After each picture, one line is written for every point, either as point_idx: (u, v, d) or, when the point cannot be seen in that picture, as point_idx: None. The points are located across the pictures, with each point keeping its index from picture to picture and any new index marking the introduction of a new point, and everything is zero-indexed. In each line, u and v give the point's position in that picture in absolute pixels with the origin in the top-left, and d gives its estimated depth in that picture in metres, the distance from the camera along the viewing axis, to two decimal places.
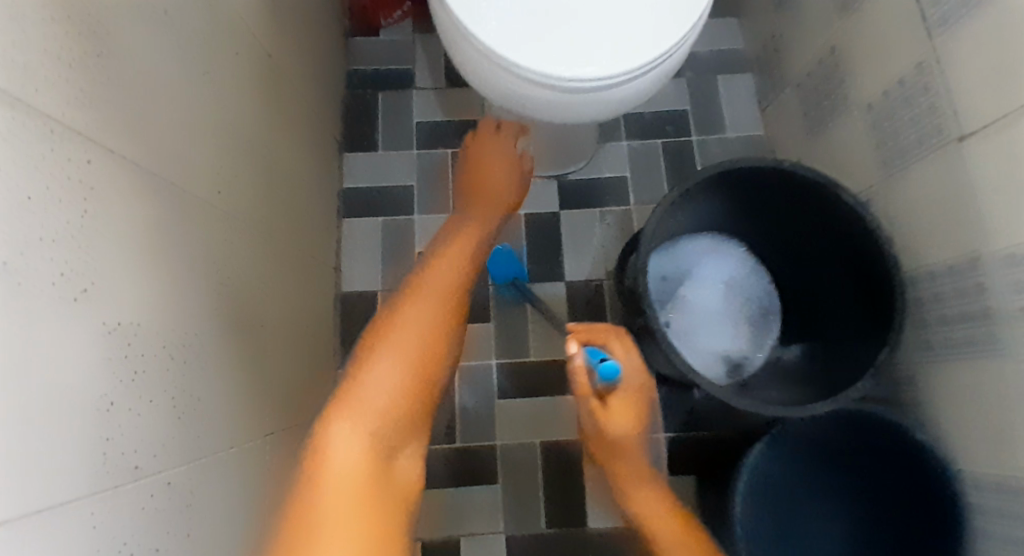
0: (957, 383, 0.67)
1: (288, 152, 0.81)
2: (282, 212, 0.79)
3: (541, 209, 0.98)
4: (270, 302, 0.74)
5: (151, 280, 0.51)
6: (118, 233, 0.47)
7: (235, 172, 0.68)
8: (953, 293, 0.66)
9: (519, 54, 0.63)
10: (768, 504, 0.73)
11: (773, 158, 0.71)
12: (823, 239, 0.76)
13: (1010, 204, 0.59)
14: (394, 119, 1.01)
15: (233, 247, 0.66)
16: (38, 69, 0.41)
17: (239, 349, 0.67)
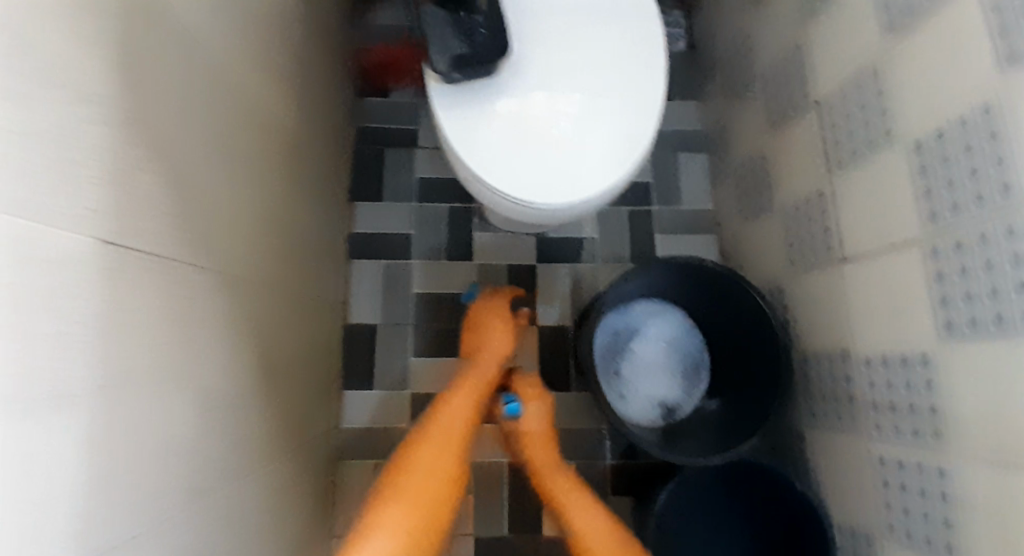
0: (825, 443, 0.88)
1: (315, 215, 0.97)
2: (308, 267, 0.95)
3: (520, 261, 1.15)
4: (297, 344, 0.91)
5: (215, 346, 0.66)
6: (199, 318, 0.63)
7: (280, 244, 0.84)
8: (829, 375, 0.86)
9: (536, 196, 0.77)
10: (682, 528, 0.93)
11: (699, 257, 0.91)
12: (740, 319, 0.96)
13: (872, 322, 0.78)
14: (398, 174, 1.17)
15: (275, 309, 0.83)
16: (86, 129, 0.45)
17: (275, 387, 0.83)
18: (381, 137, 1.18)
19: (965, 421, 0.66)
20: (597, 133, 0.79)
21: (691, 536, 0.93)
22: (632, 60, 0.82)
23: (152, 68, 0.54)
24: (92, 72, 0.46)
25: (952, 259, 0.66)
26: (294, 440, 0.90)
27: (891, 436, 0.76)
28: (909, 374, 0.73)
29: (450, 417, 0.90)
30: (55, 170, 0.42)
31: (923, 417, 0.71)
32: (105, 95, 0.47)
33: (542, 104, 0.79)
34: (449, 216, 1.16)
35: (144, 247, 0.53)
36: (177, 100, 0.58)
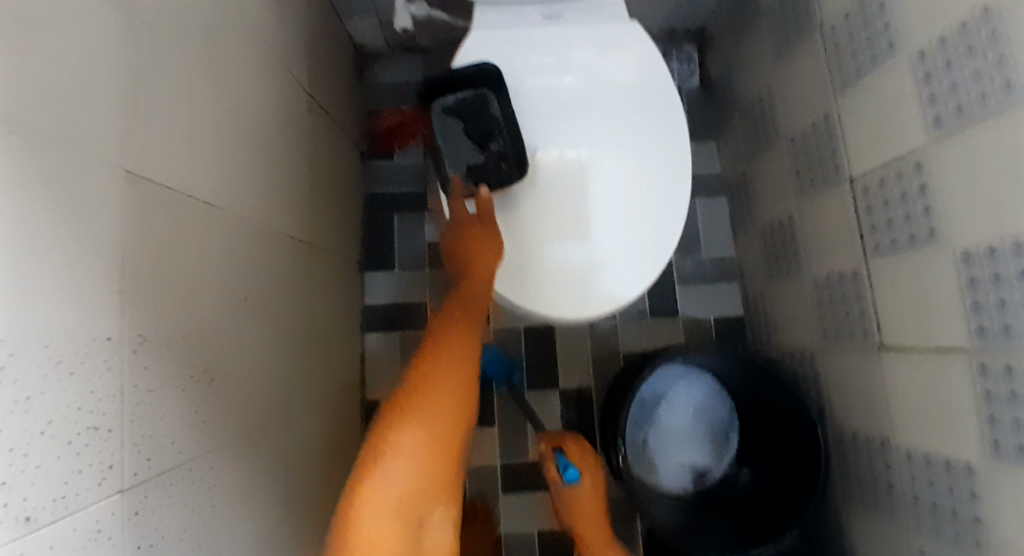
0: (858, 523, 0.85)
1: (328, 307, 0.93)
2: (326, 361, 0.91)
3: (539, 323, 1.12)
4: (323, 446, 0.88)
5: (246, 525, 0.63)
6: (225, 513, 0.59)
7: (302, 353, 0.81)
8: (866, 459, 0.82)
9: (660, 212, 0.80)
10: None
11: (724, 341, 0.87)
12: (772, 396, 0.94)
13: (914, 416, 0.74)
14: (409, 242, 1.12)
15: (302, 426, 0.80)
16: (85, 322, 0.41)
17: (309, 500, 0.80)
18: (389, 202, 1.12)
19: (1014, 545, 0.61)
20: (629, 236, 0.80)
21: None
22: (664, 152, 0.82)
23: (157, 279, 0.49)
24: (82, 250, 0.41)
25: (1001, 383, 0.62)
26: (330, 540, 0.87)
27: (937, 535, 0.71)
28: (952, 479, 0.69)
29: (448, 353, 0.72)
30: (57, 384, 0.38)
31: (966, 527, 0.67)
32: (112, 335, 0.44)
33: (573, 211, 0.80)
34: None
35: (165, 473, 0.50)
36: (183, 234, 0.53)
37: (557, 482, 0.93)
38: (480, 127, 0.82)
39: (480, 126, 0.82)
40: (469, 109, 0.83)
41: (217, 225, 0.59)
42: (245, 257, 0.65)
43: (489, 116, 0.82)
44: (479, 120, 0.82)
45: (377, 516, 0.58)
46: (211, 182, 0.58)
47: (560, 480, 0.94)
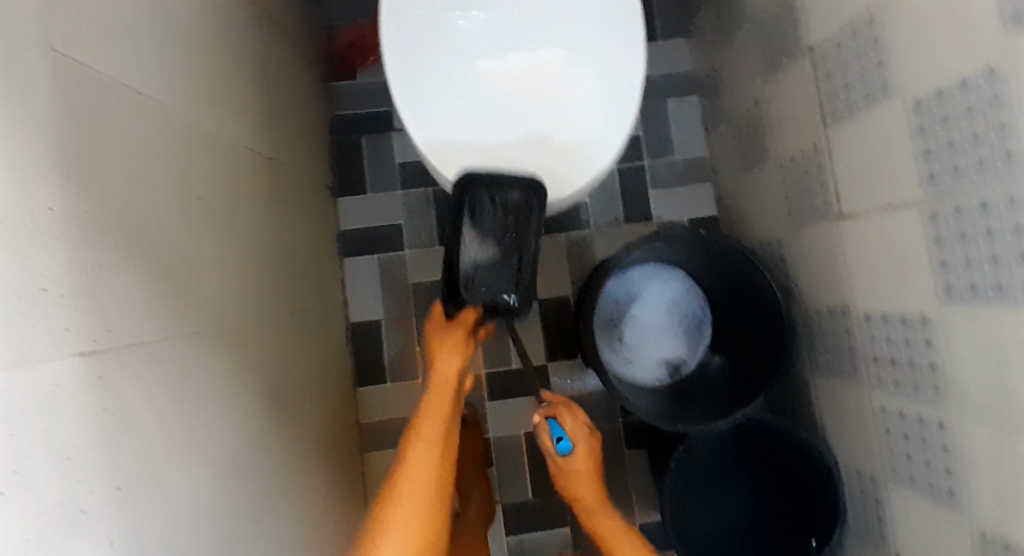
0: (826, 391, 0.88)
1: (299, 227, 0.94)
2: (303, 278, 0.92)
3: None
4: (303, 355, 0.90)
5: (229, 412, 0.65)
6: (198, 404, 0.58)
7: (271, 263, 0.82)
8: (829, 330, 0.85)
9: (617, 39, 0.79)
10: (695, 492, 0.93)
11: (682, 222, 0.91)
12: (733, 277, 0.97)
13: (872, 278, 0.75)
14: (379, 162, 1.10)
15: (277, 334, 0.81)
16: (28, 171, 0.39)
17: (292, 406, 0.83)
18: (358, 125, 1.10)
19: (963, 381, 0.63)
20: (598, 106, 0.78)
21: (710, 501, 0.93)
22: (607, 101, 0.78)
23: (97, 146, 0.47)
24: (14, 93, 0.39)
25: (951, 224, 0.62)
26: (318, 445, 0.91)
27: (899, 388, 0.73)
28: (907, 332, 0.70)
29: (414, 474, 0.77)
30: (5, 226, 0.37)
31: (921, 373, 0.69)
32: (53, 203, 0.41)
33: (530, 101, 0.78)
34: (436, 199, 1.11)
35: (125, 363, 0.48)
36: (117, 110, 0.51)
37: (550, 452, 0.90)
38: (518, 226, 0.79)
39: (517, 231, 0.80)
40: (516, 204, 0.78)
41: (155, 111, 0.57)
42: (196, 154, 0.64)
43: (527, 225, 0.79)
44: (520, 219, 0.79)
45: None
46: (149, 78, 0.57)
47: (551, 449, 0.91)
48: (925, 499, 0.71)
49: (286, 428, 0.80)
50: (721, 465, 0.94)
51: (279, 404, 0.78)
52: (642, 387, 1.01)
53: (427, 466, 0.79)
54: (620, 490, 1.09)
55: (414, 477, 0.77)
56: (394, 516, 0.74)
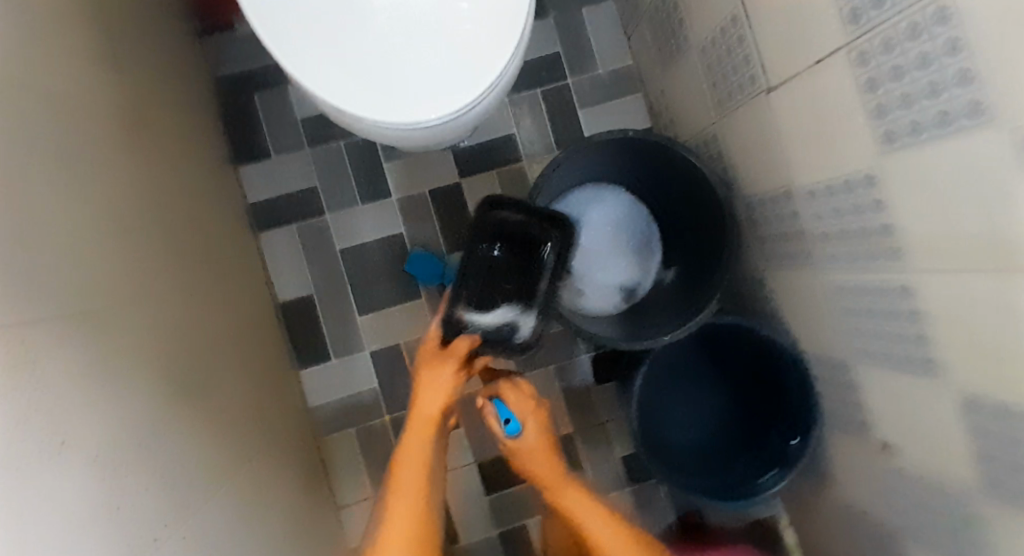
0: (788, 284, 0.83)
1: (200, 207, 0.85)
2: (211, 258, 0.83)
3: (442, 182, 1.04)
4: (232, 338, 0.81)
5: (165, 400, 0.58)
6: (84, 405, 0.44)
7: (172, 238, 0.72)
8: (775, 216, 0.80)
9: None
10: (662, 395, 0.98)
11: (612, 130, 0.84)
12: (672, 181, 0.91)
13: (808, 149, 0.68)
14: (276, 120, 1.03)
15: (197, 315, 0.72)
16: None
17: (228, 393, 0.74)
18: (247, 85, 1.03)
19: (919, 239, 0.58)
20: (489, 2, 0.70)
21: (674, 396, 0.98)
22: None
23: None
24: None
25: (881, 64, 0.55)
26: (269, 433, 0.83)
27: (863, 260, 0.67)
28: (856, 200, 0.64)
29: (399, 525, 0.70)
30: None
31: (877, 241, 0.64)
32: None
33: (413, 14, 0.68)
34: (349, 151, 1.04)
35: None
36: None
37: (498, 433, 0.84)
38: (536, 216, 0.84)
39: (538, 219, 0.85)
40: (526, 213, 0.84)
41: None
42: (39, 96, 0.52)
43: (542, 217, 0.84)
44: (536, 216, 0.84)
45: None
46: None
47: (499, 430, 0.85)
48: (902, 372, 0.68)
49: (228, 417, 0.71)
50: (688, 375, 0.98)
51: (224, 396, 0.72)
52: (596, 316, 0.94)
53: (413, 509, 0.72)
54: (594, 426, 1.08)
55: (397, 531, 0.69)
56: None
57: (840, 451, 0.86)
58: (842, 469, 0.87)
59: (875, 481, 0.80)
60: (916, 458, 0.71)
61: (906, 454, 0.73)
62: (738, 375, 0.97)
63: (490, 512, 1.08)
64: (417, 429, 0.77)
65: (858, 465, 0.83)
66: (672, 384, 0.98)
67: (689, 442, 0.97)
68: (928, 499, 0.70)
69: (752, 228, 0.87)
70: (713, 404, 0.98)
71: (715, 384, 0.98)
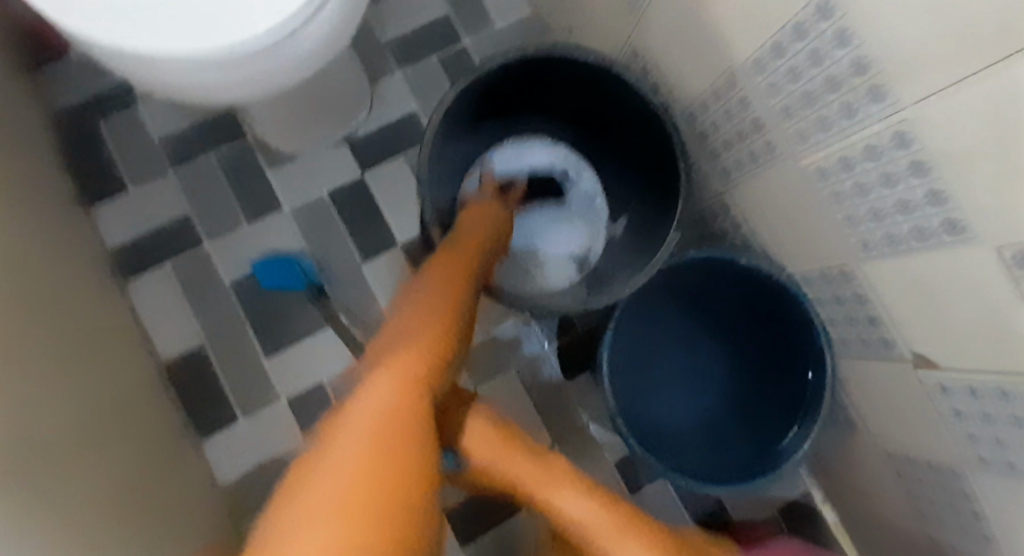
0: (761, 192, 0.71)
1: (40, 250, 0.68)
2: (61, 305, 0.66)
3: (344, 178, 0.89)
4: (94, 396, 0.63)
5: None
6: None
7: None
8: (725, 114, 0.68)
9: None
10: (642, 364, 0.80)
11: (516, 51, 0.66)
12: (601, 102, 0.74)
13: (743, 8, 0.56)
14: (130, 145, 0.87)
15: (39, 365, 0.55)
16: None
17: (95, 465, 0.56)
18: (88, 111, 0.87)
19: (898, 59, 0.45)
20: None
21: (658, 363, 0.81)
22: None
23: None
24: None
25: None
26: (162, 510, 0.64)
27: (834, 123, 0.55)
28: (809, 45, 0.52)
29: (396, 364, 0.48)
30: None
31: (851, 86, 0.51)
32: None
33: None
34: (224, 164, 0.88)
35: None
36: None
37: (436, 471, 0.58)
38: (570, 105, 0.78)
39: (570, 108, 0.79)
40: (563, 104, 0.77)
41: None
42: None
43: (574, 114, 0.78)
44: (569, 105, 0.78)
45: (352, 446, 0.38)
46: None
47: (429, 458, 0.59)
48: (916, 253, 0.54)
49: (94, 491, 0.53)
50: (670, 334, 0.81)
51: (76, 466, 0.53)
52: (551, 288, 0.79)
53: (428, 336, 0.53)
54: (576, 428, 0.91)
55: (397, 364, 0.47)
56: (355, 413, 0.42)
57: (869, 379, 0.72)
58: (875, 399, 0.73)
59: (915, 404, 0.66)
60: (960, 361, 0.56)
61: (946, 359, 0.58)
62: (729, 322, 0.80)
63: None
64: (443, 262, 0.62)
65: (893, 389, 0.69)
66: (651, 348, 0.81)
67: (683, 416, 0.80)
68: (989, 409, 0.55)
69: (704, 140, 0.74)
70: (701, 363, 0.81)
71: (704, 337, 0.81)
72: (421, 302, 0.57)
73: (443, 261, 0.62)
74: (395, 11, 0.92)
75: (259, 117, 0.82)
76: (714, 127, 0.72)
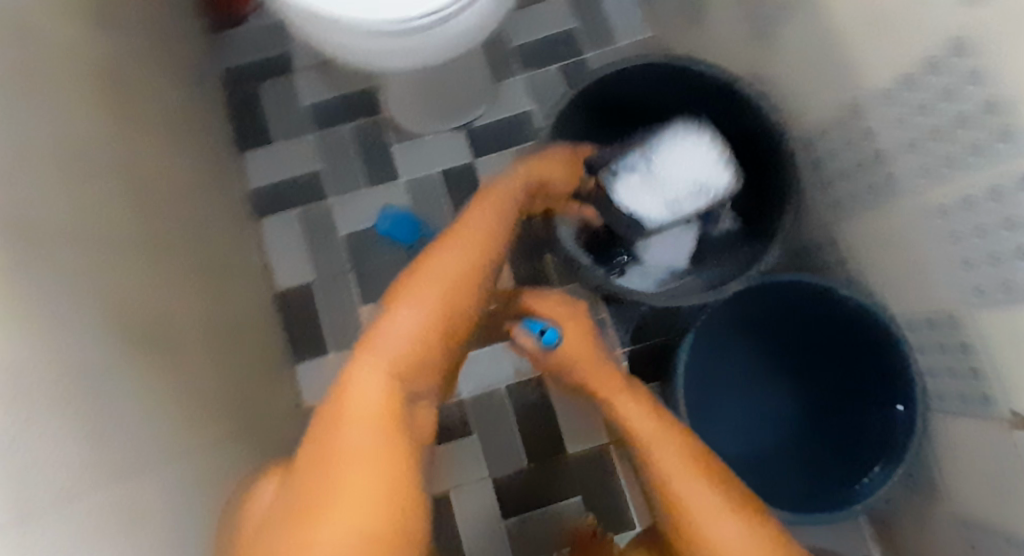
0: (871, 226, 0.70)
1: (197, 181, 0.79)
2: (203, 228, 0.77)
3: (456, 162, 0.97)
4: (217, 309, 0.72)
5: (101, 349, 0.48)
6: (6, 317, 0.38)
7: (153, 192, 0.66)
8: (846, 143, 0.69)
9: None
10: (718, 384, 0.81)
11: (644, 57, 0.72)
12: (717, 120, 0.78)
13: (884, 36, 0.57)
14: (284, 106, 0.99)
15: (172, 273, 0.64)
16: None
17: (202, 366, 0.65)
18: (255, 72, 1.00)
19: None
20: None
21: (733, 386, 0.81)
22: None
23: None
24: None
25: None
26: (242, 424, 0.70)
27: (957, 160, 0.54)
28: (943, 81, 0.53)
29: (434, 277, 0.54)
30: None
31: (981, 125, 0.50)
32: None
33: None
34: (356, 133, 0.98)
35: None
36: None
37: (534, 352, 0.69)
38: None
39: None
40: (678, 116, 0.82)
41: None
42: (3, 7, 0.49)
43: None
44: None
45: (364, 495, 0.41)
46: None
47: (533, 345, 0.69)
48: (1020, 302, 0.53)
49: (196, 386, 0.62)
50: (749, 359, 0.81)
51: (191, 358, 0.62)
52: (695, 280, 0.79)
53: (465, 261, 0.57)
54: None
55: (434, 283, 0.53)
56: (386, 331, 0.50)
57: (953, 439, 0.69)
58: (956, 460, 0.69)
59: (995, 470, 0.63)
60: None
61: None
62: (810, 354, 0.80)
63: (513, 541, 0.89)
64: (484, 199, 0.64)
65: (978, 452, 0.65)
66: (728, 370, 0.81)
67: (749, 441, 0.80)
68: None
69: (819, 168, 0.75)
70: (776, 390, 0.81)
71: (783, 367, 0.81)
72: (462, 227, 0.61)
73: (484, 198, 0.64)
74: (531, 19, 0.99)
75: (395, 94, 0.91)
76: (831, 157, 0.73)
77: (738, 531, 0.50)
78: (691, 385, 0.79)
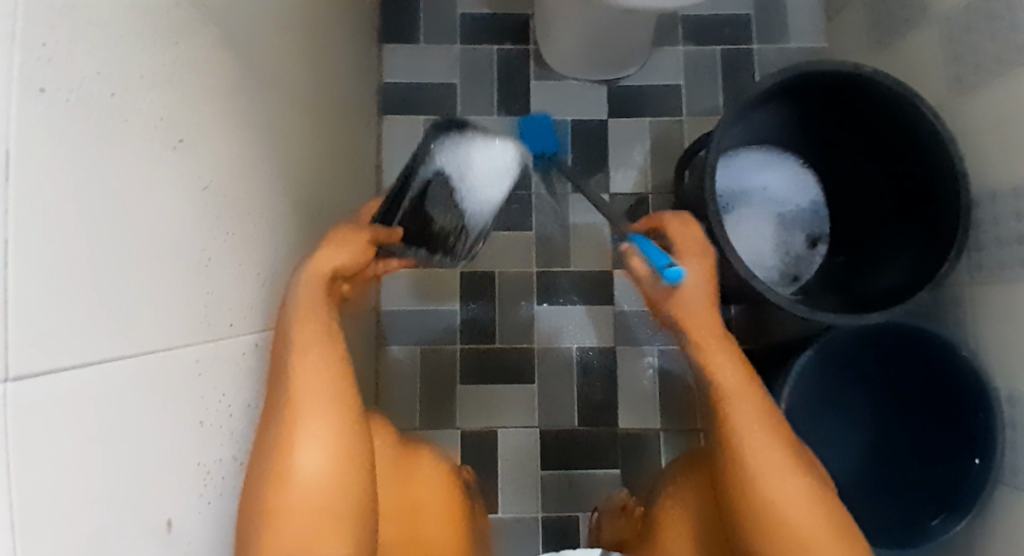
0: (1012, 301, 0.70)
1: (338, 63, 0.78)
2: (331, 114, 0.76)
3: (589, 116, 0.96)
4: (312, 192, 0.71)
5: (238, 241, 0.54)
6: (184, 219, 0.45)
7: (296, 67, 0.65)
8: (1014, 213, 0.68)
9: None
10: (807, 405, 0.82)
11: (855, 64, 0.69)
12: (893, 147, 0.76)
13: None
14: (436, 8, 0.96)
15: (287, 156, 0.64)
16: None
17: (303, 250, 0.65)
18: None
19: None
20: None
21: (816, 411, 0.83)
22: None
23: None
24: None
25: None
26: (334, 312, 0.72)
27: None
28: None
29: (306, 426, 0.50)
30: None
31: None
32: None
33: None
34: (499, 59, 0.96)
35: (75, 84, 0.34)
36: None
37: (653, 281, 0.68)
38: (858, 137, 0.80)
39: (850, 140, 0.82)
40: (850, 129, 0.80)
41: None
42: None
43: (858, 141, 0.81)
44: (853, 136, 0.81)
45: None
46: None
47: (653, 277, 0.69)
48: None
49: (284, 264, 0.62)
50: (837, 388, 0.83)
51: (280, 246, 0.62)
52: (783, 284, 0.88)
53: (326, 414, 0.51)
54: (689, 430, 0.93)
55: (307, 422, 0.50)
56: (287, 511, 0.47)
57: (1007, 525, 0.70)
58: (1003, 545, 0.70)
59: None
60: None
61: None
62: (895, 401, 0.81)
63: (543, 493, 0.91)
64: (301, 351, 0.54)
65: None
66: (818, 394, 0.83)
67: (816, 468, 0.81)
68: None
69: (973, 228, 0.75)
70: (851, 424, 0.83)
71: (865, 405, 0.83)
72: (303, 404, 0.51)
73: (301, 350, 0.54)
74: None
75: (556, 36, 0.88)
76: (990, 221, 0.72)
77: (785, 463, 0.54)
78: (789, 401, 0.80)
